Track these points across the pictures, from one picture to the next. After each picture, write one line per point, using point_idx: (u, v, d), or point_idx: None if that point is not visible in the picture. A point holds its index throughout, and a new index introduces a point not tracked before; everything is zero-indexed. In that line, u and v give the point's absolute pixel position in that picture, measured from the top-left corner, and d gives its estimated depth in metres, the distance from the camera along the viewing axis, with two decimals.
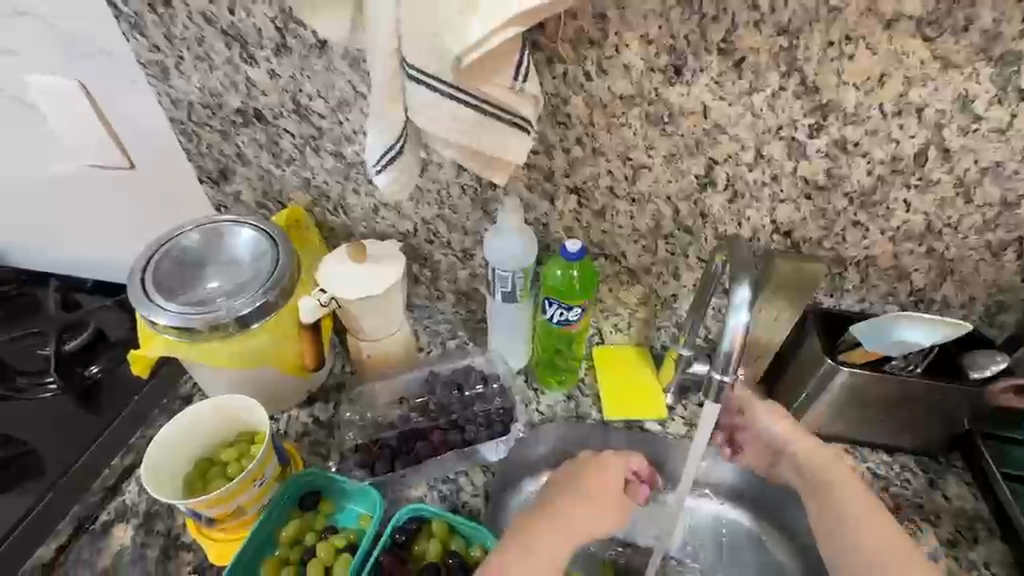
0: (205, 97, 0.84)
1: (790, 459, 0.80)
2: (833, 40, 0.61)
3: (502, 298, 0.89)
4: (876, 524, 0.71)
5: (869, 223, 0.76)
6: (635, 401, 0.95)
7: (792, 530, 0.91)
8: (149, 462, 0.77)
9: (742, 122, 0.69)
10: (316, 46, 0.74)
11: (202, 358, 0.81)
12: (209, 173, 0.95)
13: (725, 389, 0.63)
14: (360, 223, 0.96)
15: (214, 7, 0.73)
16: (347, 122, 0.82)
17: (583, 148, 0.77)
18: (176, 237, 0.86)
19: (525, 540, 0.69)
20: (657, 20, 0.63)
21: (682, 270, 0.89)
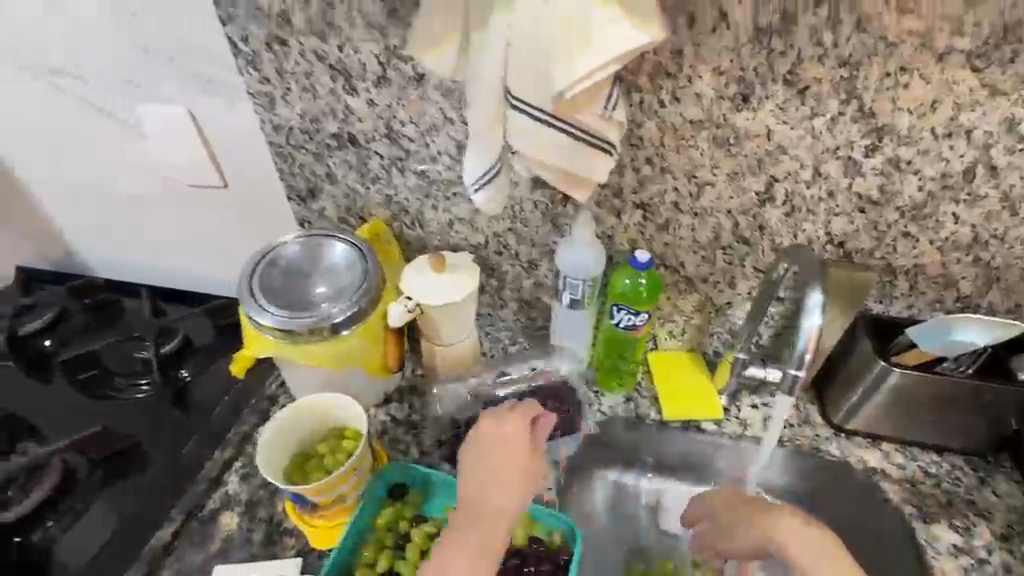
0: (304, 124, 0.93)
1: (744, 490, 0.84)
2: (889, 71, 0.68)
3: (569, 305, 0.97)
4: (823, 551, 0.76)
5: (920, 234, 0.83)
6: (691, 403, 1.01)
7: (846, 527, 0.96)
8: (262, 449, 0.85)
9: (802, 144, 0.76)
10: (413, 79, 0.83)
11: (302, 358, 0.90)
12: (298, 191, 1.04)
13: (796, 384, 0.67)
14: (435, 237, 1.04)
15: (325, 44, 0.82)
16: (433, 145, 0.90)
17: (651, 167, 0.84)
18: (280, 248, 0.95)
19: (474, 515, 0.73)
20: (729, 54, 0.70)
21: (737, 279, 0.96)
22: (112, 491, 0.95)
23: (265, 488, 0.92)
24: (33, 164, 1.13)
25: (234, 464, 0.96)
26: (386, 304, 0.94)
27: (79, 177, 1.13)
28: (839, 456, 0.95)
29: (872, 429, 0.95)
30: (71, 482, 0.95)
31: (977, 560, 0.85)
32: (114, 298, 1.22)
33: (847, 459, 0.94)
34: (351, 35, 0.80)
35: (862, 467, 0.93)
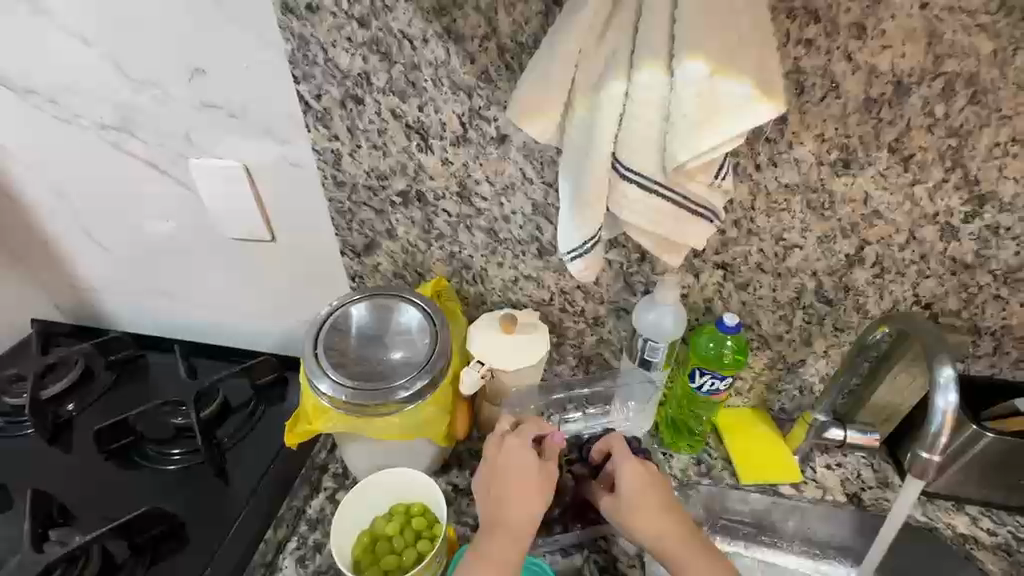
0: (370, 180, 0.89)
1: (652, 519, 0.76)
2: (999, 141, 0.69)
3: (641, 365, 0.92)
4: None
5: (1010, 296, 0.81)
6: (769, 465, 0.96)
7: None
8: (335, 529, 0.82)
9: (900, 209, 0.76)
10: (494, 139, 0.81)
11: (372, 431, 0.84)
12: (353, 247, 0.98)
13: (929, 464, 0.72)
14: (496, 293, 0.98)
15: (403, 104, 0.80)
16: (507, 204, 0.87)
17: (737, 229, 0.81)
18: (346, 309, 0.91)
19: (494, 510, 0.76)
20: (835, 123, 0.70)
21: (815, 338, 0.91)
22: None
23: (326, 574, 0.87)
24: (66, 215, 1.07)
25: (287, 546, 0.91)
26: (457, 370, 0.89)
27: (117, 228, 1.07)
28: (924, 520, 0.91)
29: (952, 492, 0.91)
30: (107, 569, 0.87)
31: None
32: (140, 353, 1.16)
33: (933, 524, 0.90)
34: (435, 96, 0.79)
35: (952, 533, 0.90)
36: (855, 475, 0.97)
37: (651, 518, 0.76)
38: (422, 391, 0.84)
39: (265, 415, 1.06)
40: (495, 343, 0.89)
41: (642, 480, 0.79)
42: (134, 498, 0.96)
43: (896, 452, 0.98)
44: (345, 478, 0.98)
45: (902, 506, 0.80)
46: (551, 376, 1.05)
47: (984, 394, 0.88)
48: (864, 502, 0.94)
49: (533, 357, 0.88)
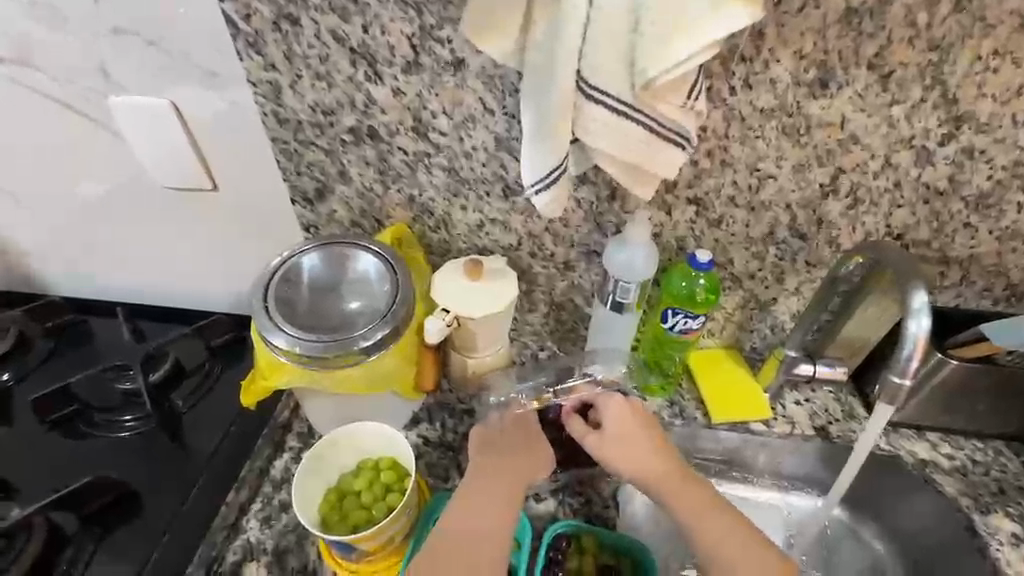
0: (315, 116, 0.81)
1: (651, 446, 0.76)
2: (980, 55, 0.65)
3: (612, 308, 0.89)
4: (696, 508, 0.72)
5: (980, 223, 0.80)
6: (740, 404, 0.96)
7: (895, 533, 0.94)
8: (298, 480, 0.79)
9: (877, 132, 0.72)
10: (450, 64, 0.74)
11: (334, 385, 0.80)
12: (304, 193, 0.90)
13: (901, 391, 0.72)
14: (461, 239, 0.92)
15: (346, 25, 0.72)
16: (468, 139, 0.81)
17: (711, 160, 0.77)
18: (299, 259, 0.84)
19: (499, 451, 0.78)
20: (814, 37, 0.65)
21: (787, 275, 0.89)
22: (109, 544, 0.83)
23: (293, 533, 0.85)
24: None
25: (251, 507, 0.87)
26: (421, 319, 0.85)
27: (40, 184, 0.96)
28: (889, 449, 0.92)
29: (914, 420, 0.93)
30: (56, 541, 0.83)
31: None
32: (80, 318, 1.08)
33: (897, 452, 0.92)
34: (380, 13, 0.70)
35: (913, 460, 0.91)
36: (823, 409, 0.97)
37: (661, 461, 0.75)
38: (384, 342, 0.79)
39: (222, 377, 1.00)
40: (464, 292, 0.85)
41: (637, 421, 0.78)
42: (82, 467, 0.91)
43: (863, 386, 0.99)
44: (310, 437, 0.93)
45: (873, 428, 0.81)
46: (522, 325, 1.02)
47: (950, 324, 0.88)
48: (831, 435, 0.95)
49: (504, 303, 0.84)
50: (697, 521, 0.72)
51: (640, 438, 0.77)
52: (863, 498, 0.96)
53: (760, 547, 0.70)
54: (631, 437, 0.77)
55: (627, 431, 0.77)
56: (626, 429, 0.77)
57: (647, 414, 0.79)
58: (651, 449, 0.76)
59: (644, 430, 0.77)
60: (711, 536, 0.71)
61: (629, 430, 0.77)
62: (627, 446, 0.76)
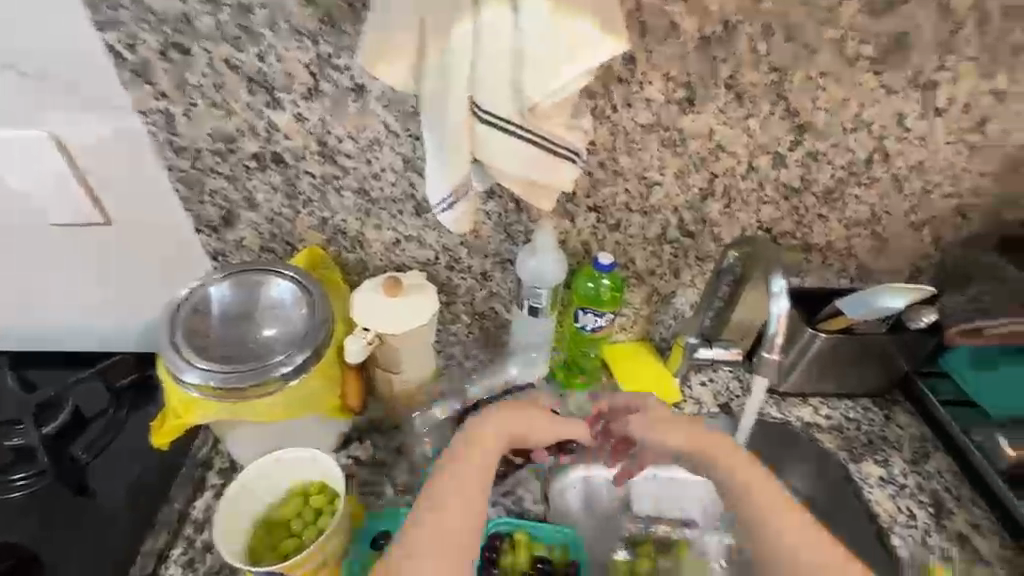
0: (215, 143, 0.80)
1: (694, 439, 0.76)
2: (811, 74, 0.77)
3: (530, 313, 0.94)
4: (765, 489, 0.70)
5: (830, 215, 0.93)
6: (652, 391, 1.04)
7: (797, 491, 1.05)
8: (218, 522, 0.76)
9: (739, 142, 0.83)
10: (351, 90, 0.76)
11: (253, 415, 0.78)
12: (210, 222, 0.88)
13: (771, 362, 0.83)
14: (380, 256, 0.94)
15: (239, 54, 0.72)
16: (376, 161, 0.83)
17: (604, 171, 0.85)
18: (206, 290, 0.83)
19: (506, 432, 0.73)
20: (676, 61, 0.75)
21: (682, 269, 0.99)
22: None
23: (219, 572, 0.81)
24: None
25: (171, 553, 0.82)
26: (342, 340, 0.85)
27: None
28: (779, 417, 1.04)
29: (798, 388, 1.06)
30: None
31: (900, 485, 0.97)
32: None
33: (787, 419, 1.04)
34: (274, 42, 0.71)
35: (800, 424, 1.04)
36: (724, 389, 1.08)
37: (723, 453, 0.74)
38: (303, 366, 0.79)
39: (129, 420, 0.94)
40: (383, 310, 0.86)
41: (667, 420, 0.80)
42: None
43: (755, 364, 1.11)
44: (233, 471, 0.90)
45: (755, 400, 0.93)
46: (447, 336, 1.05)
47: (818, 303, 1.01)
48: (733, 410, 1.05)
49: (423, 318, 0.87)
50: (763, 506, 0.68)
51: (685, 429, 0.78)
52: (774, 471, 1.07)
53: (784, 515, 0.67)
54: (672, 430, 0.78)
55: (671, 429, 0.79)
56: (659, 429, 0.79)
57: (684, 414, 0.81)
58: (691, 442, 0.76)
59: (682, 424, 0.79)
60: (772, 501, 0.68)
61: (664, 428, 0.79)
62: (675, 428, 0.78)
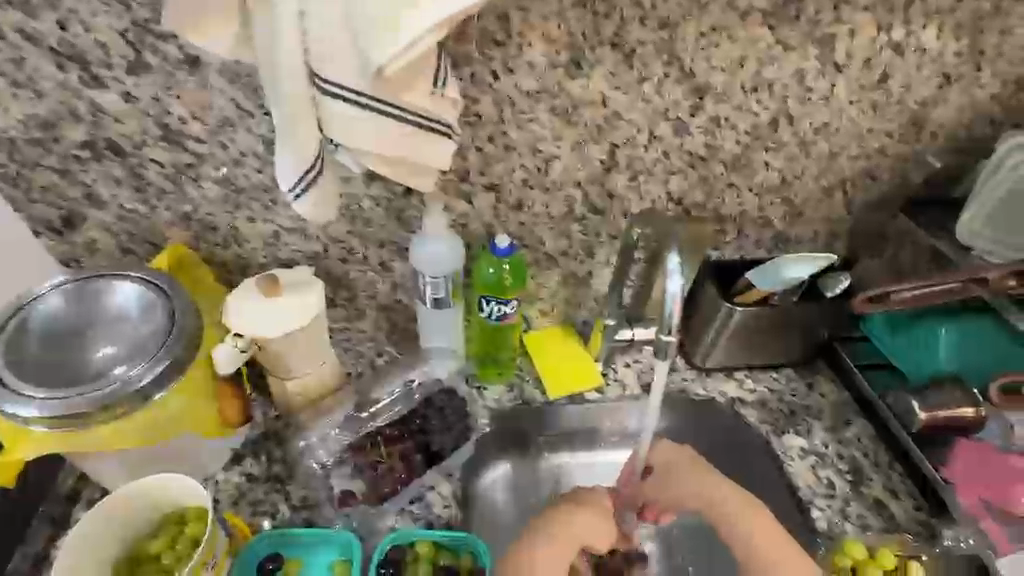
0: (32, 131, 0.69)
1: (694, 486, 0.83)
2: (702, 31, 0.72)
3: (432, 305, 0.87)
4: (759, 526, 0.78)
5: (741, 183, 0.88)
6: (572, 377, 0.99)
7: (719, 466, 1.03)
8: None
9: (636, 108, 0.77)
10: (184, 61, 0.65)
11: (102, 443, 0.67)
12: (47, 223, 0.77)
13: (671, 346, 0.76)
14: (260, 252, 0.84)
15: (37, 22, 0.61)
16: (231, 144, 0.72)
17: (494, 146, 0.77)
18: (32, 306, 0.72)
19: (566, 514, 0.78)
20: (554, 19, 0.68)
21: (595, 248, 0.93)
22: None
23: None
24: None
25: None
26: (211, 348, 0.76)
27: None
28: (704, 394, 1.02)
29: (722, 363, 1.03)
30: None
31: (820, 455, 0.96)
32: None
33: (711, 395, 1.02)
34: (77, 7, 0.61)
35: (724, 400, 1.01)
36: (648, 367, 1.03)
37: (724, 499, 0.81)
38: (163, 381, 0.70)
39: None
40: (258, 312, 0.77)
41: (678, 461, 0.85)
42: None
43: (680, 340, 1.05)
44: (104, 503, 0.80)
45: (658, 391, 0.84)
46: (352, 335, 0.97)
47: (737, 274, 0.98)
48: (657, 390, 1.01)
49: (307, 318, 0.78)
50: (765, 544, 0.77)
51: (694, 471, 0.84)
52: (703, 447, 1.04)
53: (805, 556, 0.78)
54: (676, 480, 0.84)
55: (673, 477, 0.84)
56: (670, 471, 0.85)
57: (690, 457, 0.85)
58: (699, 489, 0.83)
59: (686, 470, 0.84)
60: (770, 543, 0.77)
61: (675, 472, 0.84)
62: (683, 481, 0.84)
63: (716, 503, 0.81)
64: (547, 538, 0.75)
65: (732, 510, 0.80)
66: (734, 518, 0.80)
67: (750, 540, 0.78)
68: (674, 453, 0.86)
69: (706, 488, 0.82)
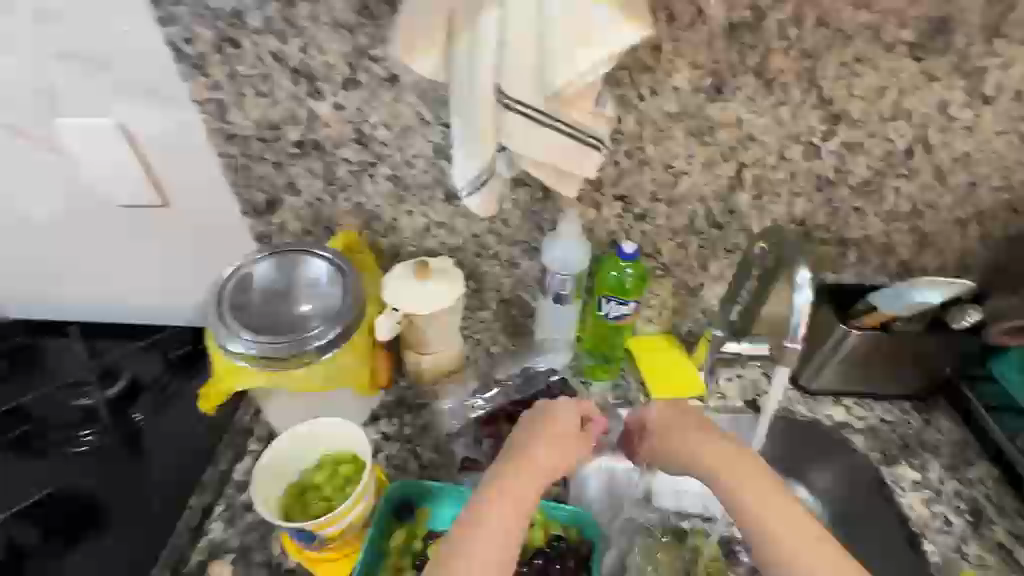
0: (261, 131, 0.86)
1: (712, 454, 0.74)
2: (845, 61, 0.76)
3: (554, 301, 0.97)
4: (784, 506, 0.67)
5: (868, 208, 0.90)
6: (675, 384, 1.02)
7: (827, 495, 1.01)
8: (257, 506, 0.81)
9: (770, 131, 0.82)
10: (386, 80, 0.80)
11: (290, 385, 0.84)
12: (255, 205, 0.94)
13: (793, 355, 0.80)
14: (412, 242, 0.98)
15: (284, 47, 0.78)
16: (408, 149, 0.86)
17: (630, 160, 0.85)
18: (247, 267, 0.89)
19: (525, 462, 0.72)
20: (704, 48, 0.75)
21: (710, 261, 0.98)
22: (68, 555, 0.85)
23: (258, 529, 0.87)
24: None
25: (214, 509, 0.89)
26: (373, 319, 0.90)
27: None
28: (808, 415, 1.02)
29: (830, 387, 1.03)
30: (17, 557, 0.84)
31: (935, 491, 0.94)
32: (34, 341, 1.08)
33: (816, 419, 1.01)
34: (316, 35, 0.76)
35: (830, 423, 1.01)
36: (752, 385, 1.07)
37: (742, 466, 0.72)
38: (335, 342, 0.84)
39: (180, 389, 1.03)
40: (410, 292, 0.90)
41: (679, 421, 0.79)
42: (40, 480, 0.92)
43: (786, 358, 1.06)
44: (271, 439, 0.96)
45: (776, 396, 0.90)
46: (475, 322, 1.07)
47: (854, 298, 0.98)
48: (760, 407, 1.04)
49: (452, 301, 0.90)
50: (780, 524, 0.66)
51: (680, 434, 0.78)
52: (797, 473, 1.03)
53: (835, 544, 0.65)
54: (685, 439, 0.77)
55: (668, 438, 0.79)
56: (666, 430, 0.79)
57: (702, 419, 0.79)
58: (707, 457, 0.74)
59: (691, 431, 0.77)
60: (772, 518, 0.66)
61: (670, 432, 0.79)
62: (684, 440, 0.77)
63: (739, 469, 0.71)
64: (516, 468, 0.71)
65: (761, 482, 0.70)
66: (743, 494, 0.69)
67: (778, 518, 0.67)
68: (672, 411, 0.81)
69: (715, 455, 0.74)
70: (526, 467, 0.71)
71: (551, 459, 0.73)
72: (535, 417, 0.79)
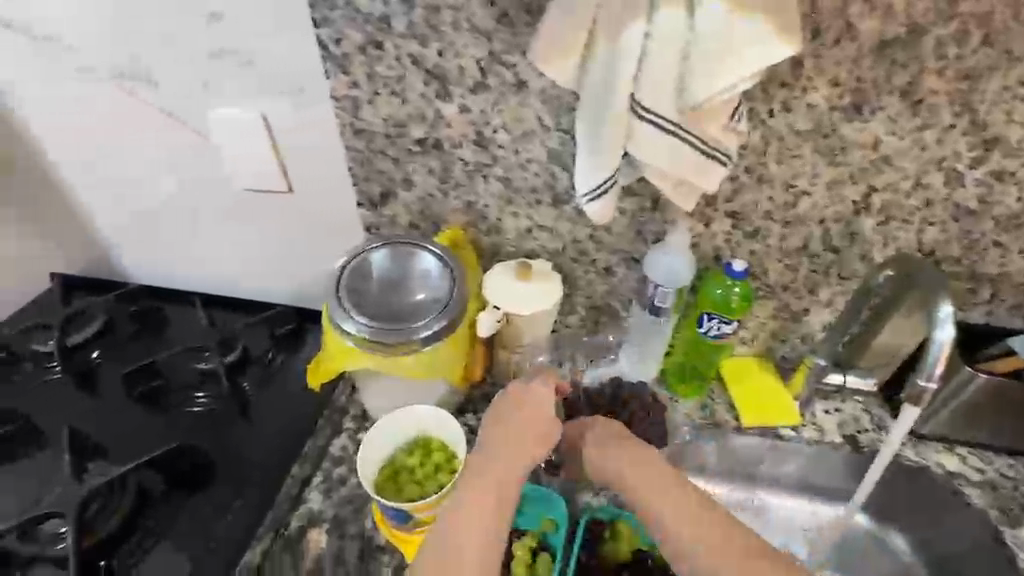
0: (388, 128, 0.91)
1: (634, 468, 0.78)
2: (1008, 84, 0.72)
3: (651, 312, 0.95)
4: (702, 520, 0.72)
5: (1010, 242, 0.83)
6: (769, 409, 0.99)
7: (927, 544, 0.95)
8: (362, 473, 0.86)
9: (909, 154, 0.78)
10: (513, 85, 0.83)
11: (394, 369, 0.88)
12: (369, 197, 0.99)
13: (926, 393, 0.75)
14: (513, 243, 0.99)
15: (423, 49, 0.82)
16: (524, 152, 0.89)
17: (749, 176, 0.83)
18: (362, 255, 0.94)
19: (500, 443, 0.79)
20: (849, 65, 0.72)
21: (820, 286, 0.93)
22: (187, 508, 0.95)
23: (352, 503, 0.92)
24: (82, 167, 1.08)
25: (312, 480, 0.94)
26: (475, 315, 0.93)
27: (132, 183, 1.08)
28: (917, 460, 0.94)
29: (944, 433, 0.95)
30: (146, 500, 0.95)
31: None
32: (159, 305, 1.17)
33: (925, 463, 0.94)
34: (455, 40, 0.80)
35: (940, 471, 0.93)
36: (852, 420, 0.99)
37: (666, 483, 0.76)
38: (440, 333, 0.87)
39: (285, 365, 1.09)
40: (514, 292, 0.92)
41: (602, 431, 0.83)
42: (166, 433, 1.02)
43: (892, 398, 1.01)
44: (365, 420, 1.00)
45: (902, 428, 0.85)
46: (564, 327, 1.07)
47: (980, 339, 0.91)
48: (861, 445, 0.97)
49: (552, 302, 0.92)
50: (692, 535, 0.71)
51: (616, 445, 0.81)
52: (893, 518, 0.98)
53: (743, 551, 0.70)
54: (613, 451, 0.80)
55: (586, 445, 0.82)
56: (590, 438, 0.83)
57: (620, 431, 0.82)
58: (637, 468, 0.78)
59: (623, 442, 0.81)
60: (681, 529, 0.72)
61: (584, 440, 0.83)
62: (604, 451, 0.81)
63: (656, 485, 0.76)
64: (493, 449, 0.79)
65: (679, 498, 0.74)
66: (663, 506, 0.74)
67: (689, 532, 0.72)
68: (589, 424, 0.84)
69: (644, 467, 0.78)
70: (501, 449, 0.79)
71: (522, 447, 0.79)
72: (503, 404, 0.83)
